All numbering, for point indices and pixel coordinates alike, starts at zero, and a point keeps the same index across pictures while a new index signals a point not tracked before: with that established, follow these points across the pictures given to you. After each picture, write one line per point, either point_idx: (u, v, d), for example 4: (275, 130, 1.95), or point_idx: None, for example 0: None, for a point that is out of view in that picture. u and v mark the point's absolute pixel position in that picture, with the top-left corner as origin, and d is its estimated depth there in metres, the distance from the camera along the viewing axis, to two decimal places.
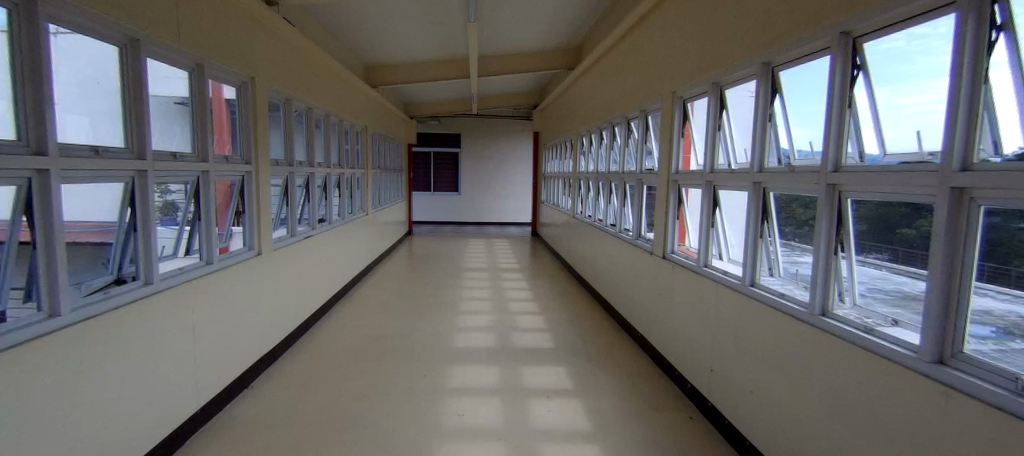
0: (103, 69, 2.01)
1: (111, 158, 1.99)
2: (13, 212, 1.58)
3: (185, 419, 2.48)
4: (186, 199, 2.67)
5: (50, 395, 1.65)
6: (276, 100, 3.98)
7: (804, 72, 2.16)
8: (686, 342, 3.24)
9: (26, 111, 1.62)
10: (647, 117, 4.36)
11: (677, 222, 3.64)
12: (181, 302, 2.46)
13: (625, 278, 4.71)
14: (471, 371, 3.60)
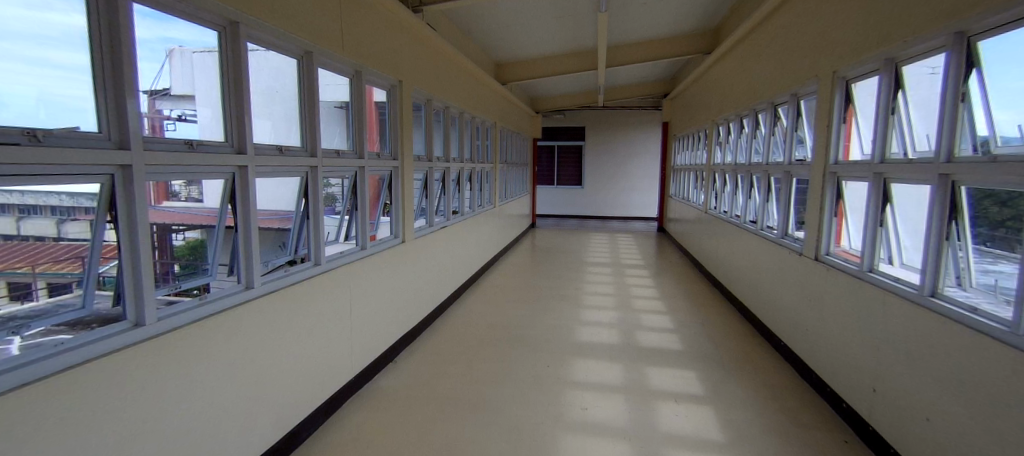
0: (283, 81, 2.49)
1: (291, 156, 2.45)
2: (222, 201, 2.07)
3: (341, 386, 2.96)
4: (346, 192, 3.17)
5: (248, 336, 2.12)
6: (418, 101, 4.46)
7: (1015, 38, 1.66)
8: (842, 357, 2.76)
9: (230, 119, 2.08)
10: (800, 101, 3.76)
11: (834, 220, 3.11)
12: (342, 279, 2.93)
13: (767, 283, 4.18)
14: (592, 367, 3.58)
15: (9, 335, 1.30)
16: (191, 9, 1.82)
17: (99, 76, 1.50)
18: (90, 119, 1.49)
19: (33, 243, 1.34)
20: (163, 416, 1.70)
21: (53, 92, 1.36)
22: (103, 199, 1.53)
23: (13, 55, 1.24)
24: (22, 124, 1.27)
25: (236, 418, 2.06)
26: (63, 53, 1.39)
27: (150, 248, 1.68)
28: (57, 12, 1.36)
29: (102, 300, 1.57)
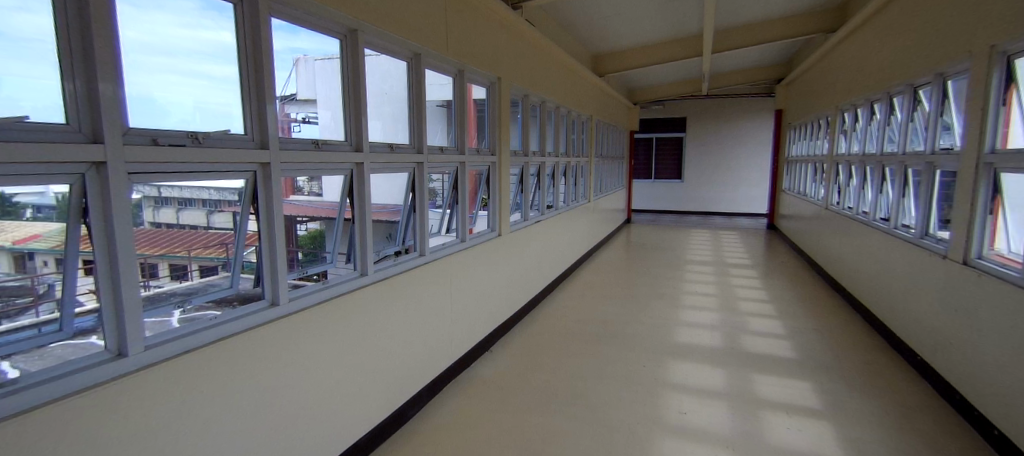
0: (393, 82, 2.69)
1: (400, 152, 2.64)
2: (341, 195, 2.30)
3: (445, 369, 3.13)
4: (447, 185, 3.35)
5: (365, 315, 2.34)
6: (516, 97, 4.55)
7: None
8: (997, 378, 2.32)
9: (349, 119, 2.29)
10: (947, 81, 3.20)
11: (989, 218, 2.59)
12: (446, 268, 3.11)
13: (900, 289, 3.63)
14: (692, 370, 3.40)
15: (178, 306, 1.63)
16: (317, 21, 2.04)
17: (246, 86, 1.77)
18: (241, 124, 1.78)
19: (189, 230, 1.64)
20: (299, 380, 1.97)
21: (205, 101, 1.64)
22: (248, 196, 1.82)
23: (175, 68, 1.53)
24: (184, 129, 1.56)
25: (356, 387, 2.31)
26: (214, 66, 1.66)
27: (280, 236, 1.91)
28: (207, 29, 1.63)
29: (245, 282, 1.89)
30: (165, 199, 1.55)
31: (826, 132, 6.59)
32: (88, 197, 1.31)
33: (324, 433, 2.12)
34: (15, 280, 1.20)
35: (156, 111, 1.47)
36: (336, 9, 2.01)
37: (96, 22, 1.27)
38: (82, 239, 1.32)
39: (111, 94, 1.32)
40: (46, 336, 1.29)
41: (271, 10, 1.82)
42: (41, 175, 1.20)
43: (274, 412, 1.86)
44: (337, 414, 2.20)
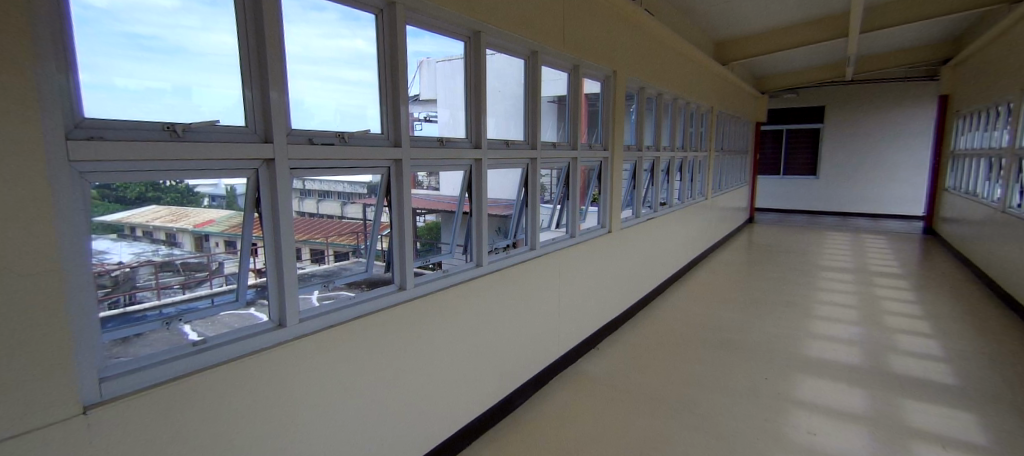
0: (510, 80, 2.76)
1: (515, 148, 2.69)
2: (460, 191, 2.41)
3: (552, 362, 3.16)
4: (559, 181, 3.33)
5: (481, 305, 2.45)
6: (632, 90, 4.42)
7: None
8: None
9: (470, 119, 2.36)
10: None
11: None
12: (558, 264, 3.14)
13: None
14: (827, 389, 3.05)
15: (322, 285, 1.85)
16: (445, 25, 2.14)
17: (382, 89, 1.94)
18: (377, 125, 1.95)
19: (327, 219, 1.84)
20: (421, 361, 2.13)
21: (347, 103, 1.83)
22: (383, 190, 1.98)
23: (318, 74, 1.72)
24: (329, 128, 1.76)
25: (470, 372, 2.43)
26: (350, 71, 1.84)
27: (408, 227, 2.04)
28: (345, 39, 1.80)
29: (377, 266, 2.08)
30: (308, 190, 1.74)
31: (1007, 120, 5.47)
32: (258, 192, 1.57)
33: (441, 412, 2.27)
34: (195, 257, 1.51)
35: (307, 113, 1.67)
36: (460, 12, 2.08)
37: (267, 39, 1.50)
38: (254, 224, 1.59)
39: (278, 100, 1.55)
40: (222, 305, 1.59)
41: (407, 18, 1.97)
42: (216, 170, 1.45)
43: (399, 387, 2.03)
44: (453, 395, 2.34)
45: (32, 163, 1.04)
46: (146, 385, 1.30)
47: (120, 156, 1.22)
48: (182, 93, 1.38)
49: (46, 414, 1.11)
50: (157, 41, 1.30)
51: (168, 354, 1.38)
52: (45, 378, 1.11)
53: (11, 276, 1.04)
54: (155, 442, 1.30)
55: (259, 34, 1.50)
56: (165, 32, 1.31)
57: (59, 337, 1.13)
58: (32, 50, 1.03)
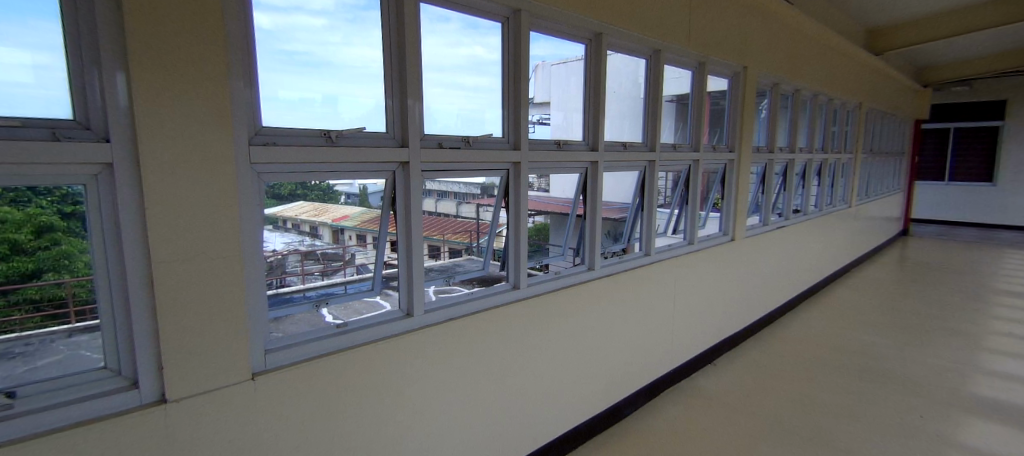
0: (632, 79, 2.67)
1: (632, 151, 2.62)
2: (574, 193, 2.42)
3: (664, 374, 3.03)
4: (677, 185, 3.19)
5: (592, 310, 2.43)
6: (764, 87, 4.11)
7: None
8: None
9: (587, 122, 2.36)
10: None
11: None
12: (674, 271, 3.01)
13: None
14: (1010, 439, 2.53)
15: (444, 281, 1.95)
16: (567, 28, 2.17)
17: (506, 95, 2.02)
18: (499, 129, 2.03)
19: (443, 217, 1.93)
20: (528, 362, 2.14)
21: (470, 109, 1.93)
22: (501, 190, 2.07)
23: (441, 81, 1.82)
24: (452, 133, 1.87)
25: (575, 378, 2.40)
26: (469, 77, 1.92)
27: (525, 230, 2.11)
28: (464, 47, 1.88)
29: (493, 265, 2.17)
30: (429, 191, 1.84)
31: None
32: (394, 189, 1.72)
33: (545, 415, 2.27)
34: (332, 248, 1.67)
35: (431, 118, 1.78)
36: (584, 15, 2.09)
37: (407, 52, 1.64)
38: (389, 221, 1.75)
39: (416, 109, 1.68)
40: (358, 292, 1.76)
41: (533, 24, 2.05)
42: (354, 173, 1.61)
43: (507, 386, 2.07)
44: (558, 400, 2.33)
45: (221, 164, 1.27)
46: (295, 361, 1.48)
47: (281, 160, 1.40)
48: (330, 101, 1.55)
49: (223, 378, 1.33)
50: (307, 57, 1.48)
51: (314, 335, 1.57)
52: (223, 347, 1.33)
53: (204, 259, 1.27)
54: (301, 411, 1.48)
55: (402, 47, 1.65)
56: (314, 48, 1.49)
57: (236, 313, 1.34)
58: (225, 71, 1.27)
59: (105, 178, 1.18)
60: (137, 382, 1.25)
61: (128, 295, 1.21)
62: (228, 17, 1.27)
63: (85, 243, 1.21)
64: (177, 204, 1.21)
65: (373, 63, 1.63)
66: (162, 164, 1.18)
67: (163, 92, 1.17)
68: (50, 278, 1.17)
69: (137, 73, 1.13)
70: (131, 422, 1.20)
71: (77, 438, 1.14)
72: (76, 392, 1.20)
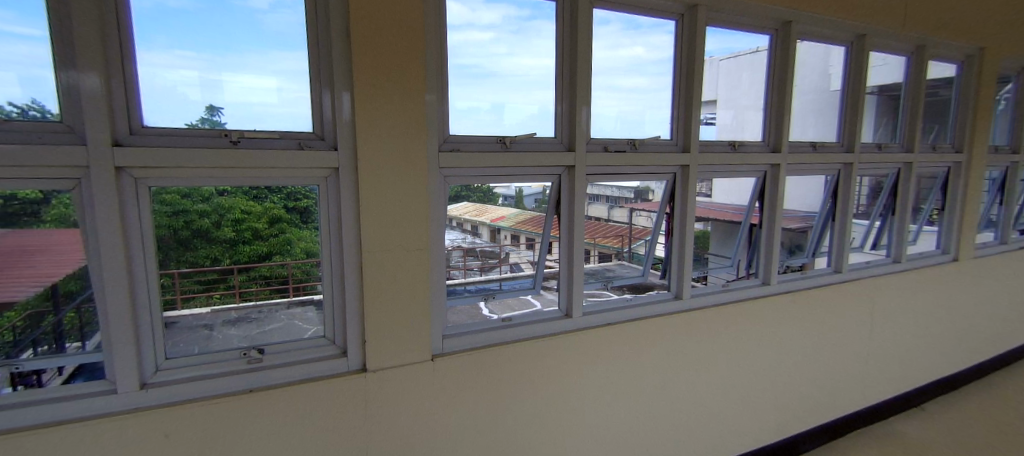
0: (829, 70, 2.36)
1: (824, 152, 2.32)
2: (750, 200, 2.23)
3: (851, 409, 2.61)
4: (883, 193, 2.76)
5: (768, 327, 2.20)
6: (1008, 71, 3.37)
7: None
8: None
9: (770, 121, 2.17)
10: None
11: None
12: (875, 293, 2.59)
13: None
14: None
15: (601, 285, 1.96)
16: (743, 18, 2.00)
17: (675, 94, 1.95)
18: (668, 130, 1.97)
19: (594, 221, 1.86)
20: (684, 377, 2.00)
21: (630, 112, 1.89)
22: (666, 195, 1.99)
23: (599, 85, 1.78)
24: (618, 136, 1.86)
25: (734, 401, 2.17)
26: (626, 79, 1.86)
27: (692, 240, 2.00)
28: (619, 47, 1.82)
29: (651, 275, 2.08)
30: (594, 196, 1.85)
31: None
32: (559, 195, 1.76)
33: (701, 436, 2.09)
34: (489, 246, 1.73)
35: (600, 122, 1.80)
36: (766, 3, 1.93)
37: (578, 54, 1.66)
38: (552, 224, 1.81)
39: (585, 115, 1.71)
40: (518, 289, 1.84)
41: (709, 19, 1.94)
42: (511, 177, 1.66)
43: (662, 399, 1.95)
44: (715, 423, 2.12)
45: (415, 168, 1.43)
46: (467, 348, 1.60)
47: (461, 166, 1.53)
48: (495, 109, 1.64)
49: (409, 355, 1.49)
50: (477, 69, 1.58)
51: (483, 326, 1.68)
52: (413, 330, 1.49)
53: (400, 249, 1.44)
54: (470, 395, 1.57)
55: (573, 55, 1.68)
56: (482, 61, 1.59)
57: (421, 301, 1.49)
58: (421, 84, 1.42)
59: (332, 181, 1.40)
60: (345, 351, 1.46)
61: (343, 278, 1.43)
62: (427, 38, 1.43)
63: (297, 233, 1.44)
64: (381, 202, 1.40)
65: (532, 70, 1.68)
66: (373, 168, 1.37)
67: (379, 106, 1.36)
68: (277, 260, 1.44)
69: (361, 92, 1.34)
70: (342, 384, 1.41)
71: (305, 391, 1.37)
72: (302, 354, 1.44)
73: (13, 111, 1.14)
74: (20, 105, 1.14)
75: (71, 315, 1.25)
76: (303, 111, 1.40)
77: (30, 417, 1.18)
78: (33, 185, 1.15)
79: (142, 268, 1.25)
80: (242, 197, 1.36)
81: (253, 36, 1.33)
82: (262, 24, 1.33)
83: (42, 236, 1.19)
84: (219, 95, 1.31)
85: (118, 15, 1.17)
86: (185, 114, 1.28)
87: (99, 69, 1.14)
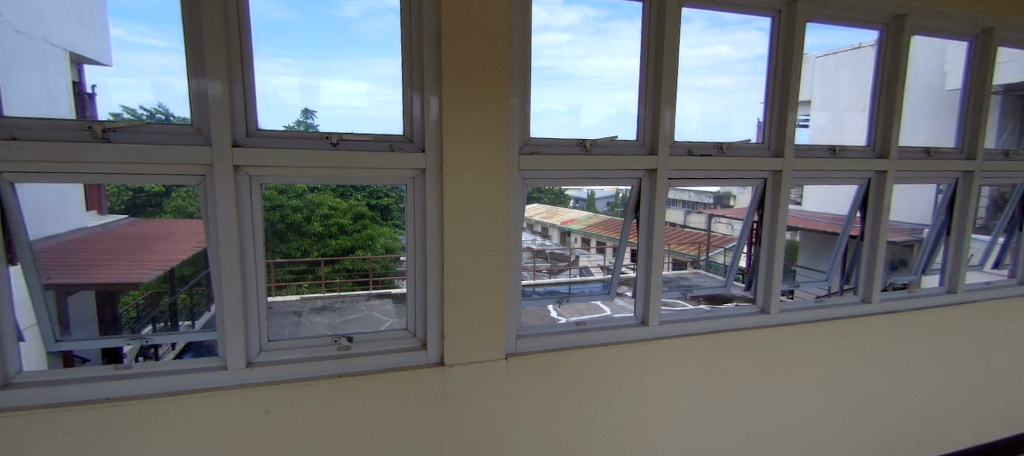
0: (949, 67, 2.13)
1: (941, 159, 2.10)
2: (851, 209, 2.06)
3: (960, 447, 2.33)
4: (1010, 206, 2.45)
5: (867, 349, 2.03)
6: None
7: None
8: None
9: (878, 123, 2.00)
10: None
11: None
12: (998, 319, 2.30)
13: None
14: None
15: (681, 294, 1.89)
16: (845, 12, 1.87)
17: (770, 94, 1.85)
18: (757, 133, 1.88)
19: (672, 227, 1.79)
20: (763, 394, 1.88)
21: (715, 114, 1.80)
22: (756, 201, 1.89)
23: (685, 86, 1.72)
24: (706, 140, 1.79)
25: (819, 425, 2.01)
26: (708, 79, 1.78)
27: (783, 251, 1.89)
28: (702, 46, 1.74)
29: (734, 286, 1.98)
30: (674, 201, 1.77)
31: None
32: (639, 198, 1.71)
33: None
34: (559, 248, 1.68)
35: (688, 125, 1.75)
36: None
37: (666, 56, 1.61)
38: (630, 230, 1.74)
39: (669, 117, 1.66)
40: (592, 294, 1.78)
41: (811, 14, 1.83)
42: (585, 180, 1.65)
43: (737, 415, 1.86)
44: (796, 446, 1.98)
45: (496, 169, 1.45)
46: (540, 349, 1.61)
47: (539, 167, 1.53)
48: (571, 110, 1.62)
49: (485, 352, 1.51)
50: (553, 71, 1.58)
51: (559, 329, 1.67)
52: (491, 327, 1.52)
53: (481, 248, 1.47)
54: (542, 396, 1.58)
55: (659, 56, 1.64)
56: (558, 62, 1.58)
57: (498, 301, 1.51)
58: (507, 86, 1.44)
59: (418, 181, 1.47)
60: (425, 344, 1.52)
61: (426, 274, 1.48)
62: (514, 42, 1.45)
63: (376, 229, 1.51)
64: (465, 200, 1.44)
65: (608, 71, 1.65)
66: (457, 169, 1.41)
67: (466, 109, 1.40)
68: (359, 254, 1.52)
69: (449, 96, 1.38)
70: (422, 376, 1.47)
71: (389, 380, 1.44)
72: (384, 345, 1.51)
73: (144, 114, 1.30)
74: (149, 109, 1.30)
75: (185, 295, 1.41)
76: (388, 114, 1.46)
77: (162, 385, 1.34)
78: (159, 180, 1.31)
79: (252, 258, 1.38)
80: (330, 194, 1.46)
81: (347, 43, 1.42)
82: (355, 32, 1.41)
83: (164, 224, 1.37)
84: (316, 99, 1.41)
85: (241, 28, 1.30)
86: (285, 117, 1.39)
87: (223, 77, 1.27)
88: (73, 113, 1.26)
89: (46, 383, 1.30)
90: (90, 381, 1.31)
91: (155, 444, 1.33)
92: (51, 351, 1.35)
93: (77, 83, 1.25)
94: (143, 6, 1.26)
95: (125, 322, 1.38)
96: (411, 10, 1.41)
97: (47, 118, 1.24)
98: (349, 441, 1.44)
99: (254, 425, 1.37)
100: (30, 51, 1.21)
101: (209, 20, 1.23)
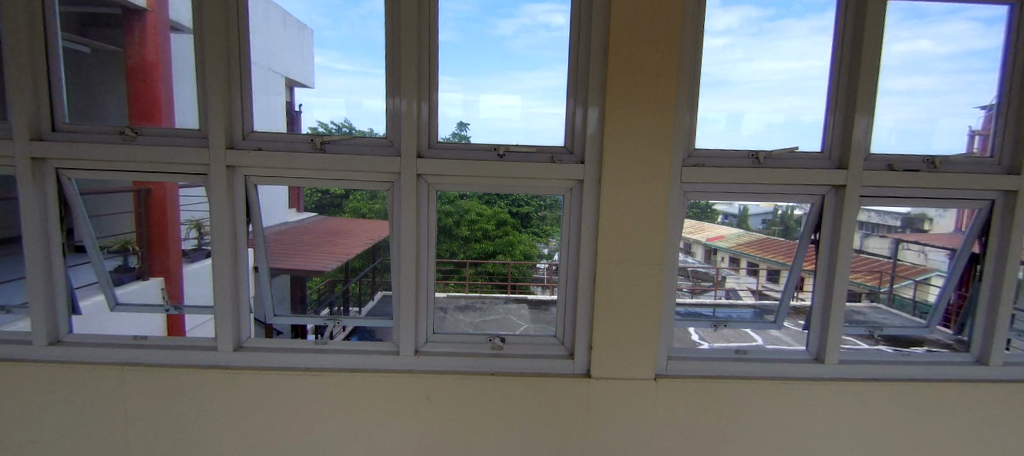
0: None
1: None
2: None
3: None
4: None
5: None
6: None
7: None
8: None
9: None
10: None
11: None
12: None
13: None
14: None
15: (864, 333, 1.65)
16: None
17: (1002, 97, 1.53)
18: (983, 144, 1.55)
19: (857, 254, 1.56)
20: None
21: (917, 120, 1.54)
22: (978, 226, 1.56)
23: (883, 90, 1.50)
24: (913, 152, 1.53)
25: None
26: (911, 80, 1.52)
27: (1015, 292, 1.53)
28: (901, 41, 1.50)
29: (940, 331, 1.67)
30: (864, 224, 1.55)
31: None
32: (820, 219, 1.53)
33: None
34: (704, 266, 1.57)
35: (886, 136, 1.52)
36: None
37: (863, 59, 1.43)
38: (806, 255, 1.56)
39: (866, 125, 1.45)
40: (740, 322, 1.63)
41: None
42: (739, 194, 1.52)
43: None
44: None
45: (656, 184, 1.41)
46: (691, 374, 1.53)
47: (707, 181, 1.46)
48: (731, 120, 1.51)
49: (633, 370, 1.48)
50: (706, 77, 1.47)
51: (714, 357, 1.56)
52: (643, 346, 1.47)
53: (636, 263, 1.44)
54: (689, 422, 1.51)
55: (857, 59, 1.45)
56: (713, 68, 1.48)
57: (651, 319, 1.46)
58: (673, 97, 1.39)
59: (576, 192, 1.49)
60: (573, 354, 1.53)
61: (578, 284, 1.50)
62: (682, 50, 1.40)
63: (513, 234, 1.58)
64: (624, 215, 1.42)
65: (770, 75, 1.52)
66: (616, 182, 1.41)
67: (632, 121, 1.39)
68: (500, 259, 1.61)
69: (613, 109, 1.39)
70: (569, 384, 1.48)
71: (537, 384, 1.49)
72: (529, 348, 1.57)
73: (333, 128, 1.52)
74: (338, 124, 1.52)
75: (356, 284, 1.60)
76: (540, 125, 1.51)
77: (345, 362, 1.55)
78: (346, 185, 1.52)
79: (427, 258, 1.53)
80: (477, 201, 1.54)
81: (503, 59, 1.51)
82: (512, 49, 1.50)
83: (342, 221, 1.59)
84: (474, 113, 1.51)
85: (429, 52, 1.46)
86: (444, 129, 1.52)
87: (411, 96, 1.43)
88: (286, 128, 1.54)
89: (261, 349, 1.58)
90: (292, 351, 1.56)
91: (338, 413, 1.53)
92: (261, 321, 1.63)
93: (289, 103, 1.54)
94: (343, 38, 1.49)
95: (310, 302, 1.63)
96: (578, 24, 1.45)
97: (271, 132, 1.53)
98: (499, 438, 1.51)
99: (417, 409, 1.51)
100: (261, 78, 1.52)
101: (406, 48, 1.42)
